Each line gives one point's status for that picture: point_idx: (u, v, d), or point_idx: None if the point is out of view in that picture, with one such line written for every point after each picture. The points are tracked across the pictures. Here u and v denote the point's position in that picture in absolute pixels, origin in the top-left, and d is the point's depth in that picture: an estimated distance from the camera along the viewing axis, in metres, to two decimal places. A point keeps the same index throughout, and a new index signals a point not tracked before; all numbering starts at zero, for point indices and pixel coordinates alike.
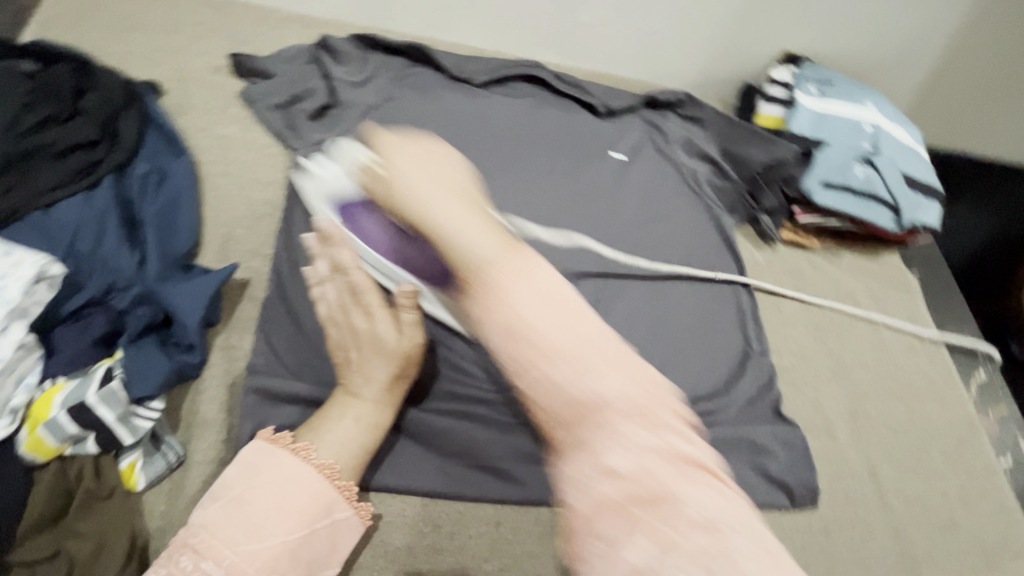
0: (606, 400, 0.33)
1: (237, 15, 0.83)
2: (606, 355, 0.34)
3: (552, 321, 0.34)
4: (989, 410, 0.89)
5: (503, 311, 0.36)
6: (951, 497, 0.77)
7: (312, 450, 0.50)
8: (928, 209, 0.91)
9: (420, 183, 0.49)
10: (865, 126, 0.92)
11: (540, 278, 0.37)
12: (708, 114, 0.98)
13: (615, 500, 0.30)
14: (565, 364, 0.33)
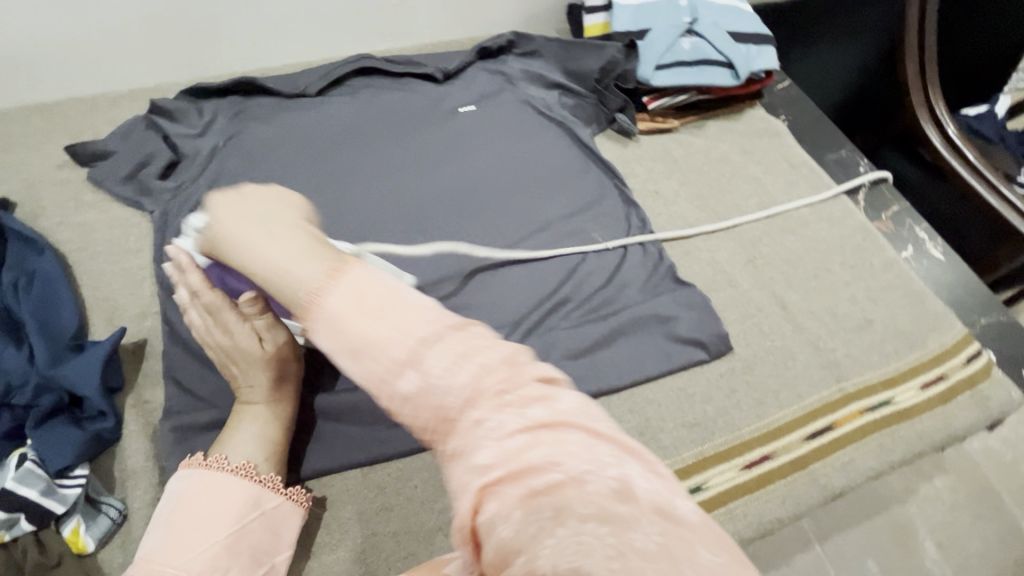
0: (447, 381, 0.36)
1: (66, 113, 0.86)
2: (440, 347, 0.37)
3: (384, 347, 0.37)
4: (881, 212, 0.94)
5: (375, 354, 0.37)
6: (859, 299, 0.82)
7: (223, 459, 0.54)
8: (762, 53, 0.95)
9: (352, 285, 0.39)
10: (680, 3, 0.96)
11: (413, 319, 0.38)
12: (540, 42, 1.01)
13: (489, 475, 0.33)
14: (416, 390, 0.36)
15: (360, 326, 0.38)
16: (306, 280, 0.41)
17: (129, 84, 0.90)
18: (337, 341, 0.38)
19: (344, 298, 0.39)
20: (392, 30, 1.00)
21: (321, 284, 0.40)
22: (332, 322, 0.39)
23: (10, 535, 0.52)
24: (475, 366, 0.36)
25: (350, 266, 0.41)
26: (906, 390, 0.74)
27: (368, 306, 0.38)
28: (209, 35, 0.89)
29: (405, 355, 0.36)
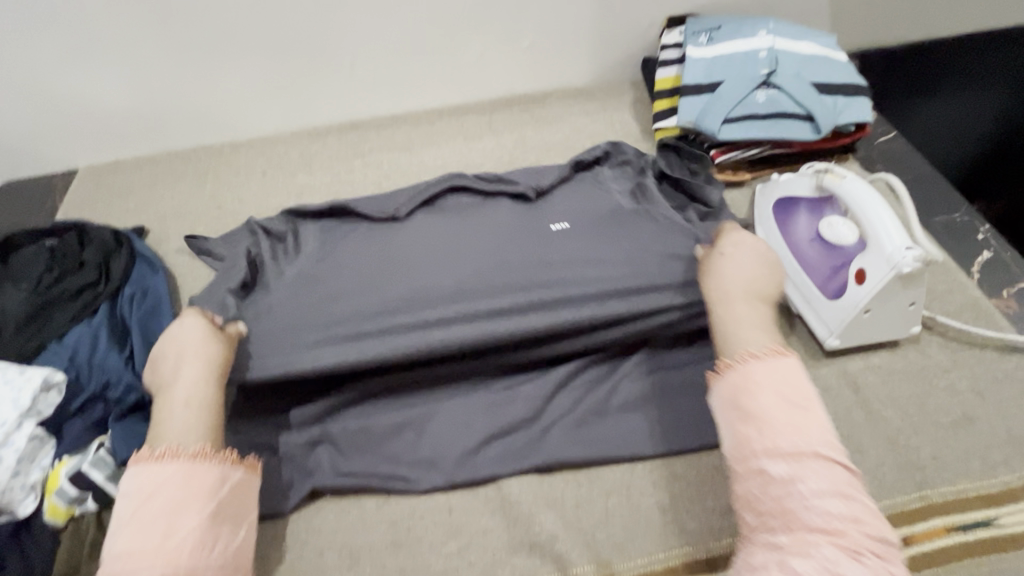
0: (804, 466, 0.49)
1: (200, 159, 1.04)
2: (819, 464, 0.48)
3: (774, 436, 0.50)
4: (1004, 290, 0.78)
5: (762, 427, 0.51)
6: (962, 391, 0.68)
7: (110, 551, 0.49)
8: (849, 106, 0.87)
9: (758, 379, 0.53)
10: (759, 54, 0.92)
11: (811, 425, 0.51)
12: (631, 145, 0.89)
13: (790, 564, 0.45)
14: (781, 475, 0.49)
15: (773, 416, 0.51)
16: (748, 343, 0.57)
17: (247, 134, 1.06)
18: (730, 392, 0.54)
19: (770, 373, 0.54)
20: (469, 86, 1.06)
21: (760, 352, 0.55)
22: (739, 381, 0.54)
23: (80, 510, 0.63)
24: (843, 500, 0.47)
25: (782, 357, 0.55)
26: (1016, 512, 0.60)
27: (772, 398, 0.52)
28: (312, 95, 1.03)
29: (795, 450, 0.49)
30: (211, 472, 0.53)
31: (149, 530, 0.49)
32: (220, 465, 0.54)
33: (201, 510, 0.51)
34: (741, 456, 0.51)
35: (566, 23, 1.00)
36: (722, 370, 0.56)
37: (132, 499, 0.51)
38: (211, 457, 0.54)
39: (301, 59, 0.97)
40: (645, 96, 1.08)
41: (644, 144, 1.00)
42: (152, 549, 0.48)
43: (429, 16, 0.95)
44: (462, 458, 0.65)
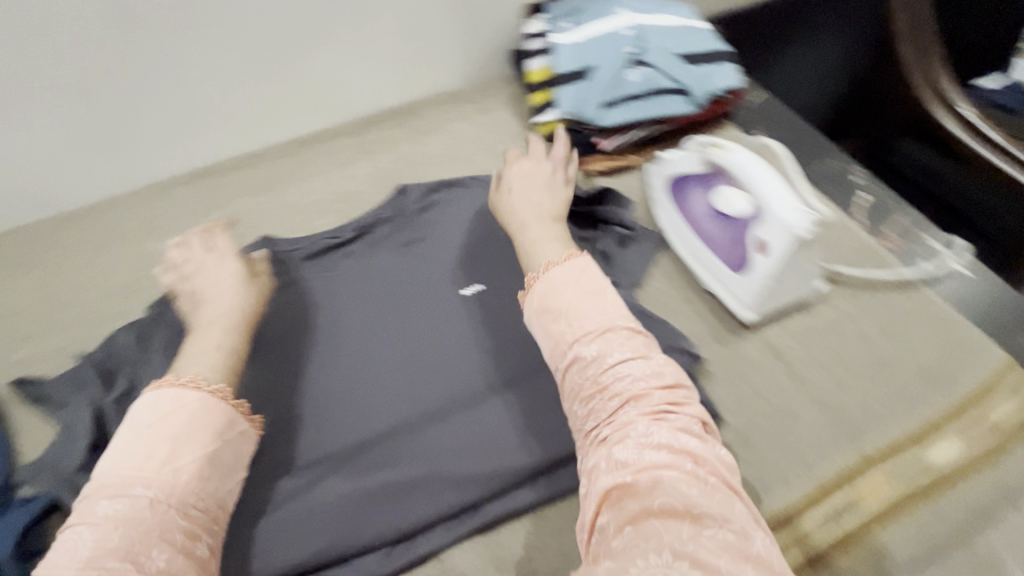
0: (616, 373, 0.53)
1: (10, 242, 0.86)
2: (617, 337, 0.56)
3: (581, 325, 0.57)
4: (885, 228, 0.82)
5: (573, 324, 0.57)
6: (873, 335, 0.70)
7: (120, 464, 0.50)
8: (718, 73, 0.88)
9: (560, 283, 0.60)
10: (623, 34, 0.89)
11: (607, 310, 0.58)
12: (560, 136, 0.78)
13: (616, 453, 0.49)
14: (592, 356, 0.55)
15: (575, 309, 0.58)
16: (549, 257, 0.65)
17: (69, 205, 0.88)
18: (540, 313, 0.60)
19: (568, 275, 0.61)
20: (330, 106, 0.95)
21: (558, 260, 0.63)
22: (546, 292, 0.61)
23: None
24: (644, 363, 0.54)
25: (574, 258, 0.63)
26: (941, 446, 0.62)
27: (569, 298, 0.59)
28: (140, 146, 0.87)
29: (592, 330, 0.56)
30: (226, 413, 0.56)
31: (150, 452, 0.51)
32: (234, 410, 0.57)
33: (198, 449, 0.52)
34: (561, 352, 0.57)
35: (421, 24, 0.92)
36: (529, 288, 0.63)
37: (170, 412, 0.53)
38: (227, 399, 0.57)
39: (114, 107, 0.81)
40: (521, 90, 1.03)
41: (530, 141, 0.95)
42: (138, 467, 0.50)
43: (263, 37, 0.83)
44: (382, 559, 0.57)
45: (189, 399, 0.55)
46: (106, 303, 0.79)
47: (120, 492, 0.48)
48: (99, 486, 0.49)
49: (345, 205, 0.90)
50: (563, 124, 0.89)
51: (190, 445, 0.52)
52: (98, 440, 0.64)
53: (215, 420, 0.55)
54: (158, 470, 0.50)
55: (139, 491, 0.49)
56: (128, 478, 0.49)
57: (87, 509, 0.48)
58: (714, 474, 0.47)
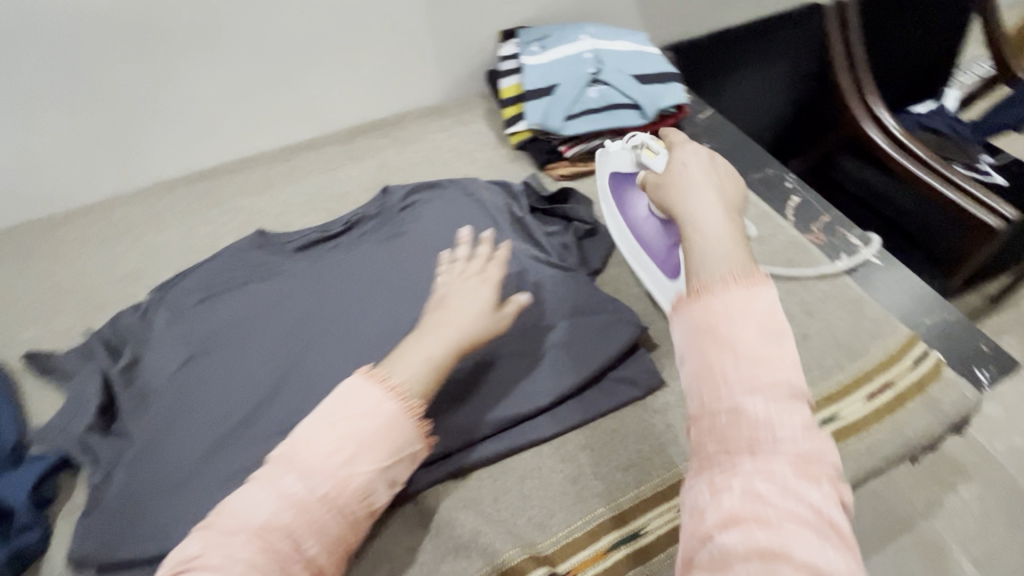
0: (778, 429, 0.41)
1: (20, 234, 0.93)
2: (795, 406, 0.42)
3: (756, 369, 0.43)
4: (812, 225, 0.93)
5: (726, 363, 0.44)
6: (796, 314, 0.80)
7: (307, 441, 0.49)
8: (667, 91, 1.00)
9: (732, 304, 0.45)
10: (584, 56, 1.01)
11: (786, 358, 0.45)
12: (727, 165, 0.59)
13: (758, 496, 0.38)
14: (757, 413, 0.41)
15: (751, 351, 0.44)
16: (713, 264, 0.48)
17: (77, 201, 0.96)
18: (693, 331, 0.46)
19: (747, 302, 0.46)
20: (322, 117, 1.05)
21: (716, 282, 0.47)
22: (702, 311, 0.46)
23: None
24: (806, 435, 0.41)
25: (758, 281, 0.47)
26: (851, 403, 0.71)
27: (735, 322, 0.45)
28: (147, 148, 0.95)
29: (766, 381, 0.43)
30: (411, 429, 0.52)
31: (336, 445, 0.49)
32: (419, 428, 0.52)
33: (377, 460, 0.50)
34: (703, 397, 0.44)
35: (406, 45, 1.03)
36: (684, 302, 0.48)
37: (354, 407, 0.50)
38: (416, 415, 0.52)
39: (126, 111, 0.90)
40: (495, 105, 1.14)
41: (503, 149, 1.06)
42: (320, 466, 0.48)
43: (264, 52, 0.93)
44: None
45: (382, 405, 0.51)
46: (112, 287, 0.86)
47: (300, 474, 0.48)
48: (291, 454, 0.49)
49: (335, 204, 0.99)
50: (532, 134, 1.01)
51: (374, 450, 0.50)
52: (106, 406, 0.71)
53: (410, 431, 0.52)
54: (340, 466, 0.48)
55: (309, 486, 0.47)
56: (307, 463, 0.48)
57: (275, 475, 0.48)
58: (861, 565, 0.36)
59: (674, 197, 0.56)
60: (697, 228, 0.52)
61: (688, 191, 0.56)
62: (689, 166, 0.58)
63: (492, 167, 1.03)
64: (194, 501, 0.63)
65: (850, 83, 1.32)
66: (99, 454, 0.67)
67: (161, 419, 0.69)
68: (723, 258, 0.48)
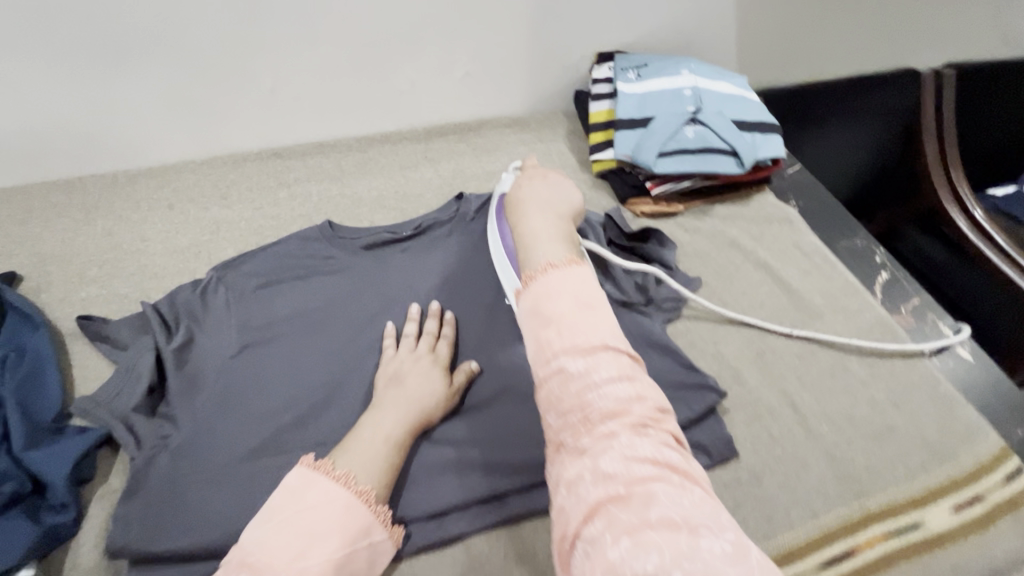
0: (602, 394, 0.47)
1: (87, 188, 0.91)
2: (608, 355, 0.49)
3: (572, 336, 0.50)
4: (901, 307, 0.88)
5: (564, 333, 0.50)
6: (881, 402, 0.75)
7: (263, 539, 0.49)
8: (765, 142, 0.95)
9: (552, 290, 0.53)
10: (683, 92, 0.97)
11: (603, 325, 0.51)
12: (566, 183, 0.74)
13: (600, 465, 0.43)
14: (577, 371, 0.48)
15: (567, 320, 0.51)
16: (546, 255, 0.59)
17: (147, 162, 0.94)
18: (530, 312, 0.53)
19: (562, 279, 0.54)
20: (402, 112, 1.02)
21: (558, 264, 0.57)
22: (539, 296, 0.53)
23: None
24: (630, 383, 0.48)
25: (574, 266, 0.56)
26: (935, 513, 0.66)
27: (563, 304, 0.52)
28: (226, 120, 0.93)
29: (586, 345, 0.49)
30: (369, 516, 0.55)
31: (289, 535, 0.50)
32: (375, 516, 0.55)
33: (332, 548, 0.50)
34: (542, 363, 0.50)
35: (500, 54, 1.00)
36: (526, 288, 0.56)
37: (310, 502, 0.52)
38: (372, 505, 0.55)
39: (212, 79, 0.88)
40: (578, 126, 1.10)
41: (582, 174, 1.02)
42: (283, 566, 0.48)
43: (359, 40, 0.90)
44: (415, 532, 0.61)
45: (329, 496, 0.53)
46: (173, 258, 0.83)
47: (257, 572, 0.47)
48: (244, 562, 0.48)
49: (404, 205, 0.96)
50: (618, 164, 0.98)
51: (330, 539, 0.51)
52: (155, 385, 0.68)
53: (366, 518, 0.54)
54: (296, 555, 0.48)
55: (269, 575, 0.47)
56: (267, 562, 0.47)
57: (220, 575, 0.47)
58: (756, 556, 0.39)
59: (516, 210, 0.68)
60: (529, 239, 0.63)
61: (531, 206, 0.68)
62: (526, 184, 0.72)
63: None
64: (234, 507, 0.59)
65: (936, 162, 1.20)
66: (143, 437, 0.63)
67: (208, 409, 0.66)
68: (555, 253, 0.59)
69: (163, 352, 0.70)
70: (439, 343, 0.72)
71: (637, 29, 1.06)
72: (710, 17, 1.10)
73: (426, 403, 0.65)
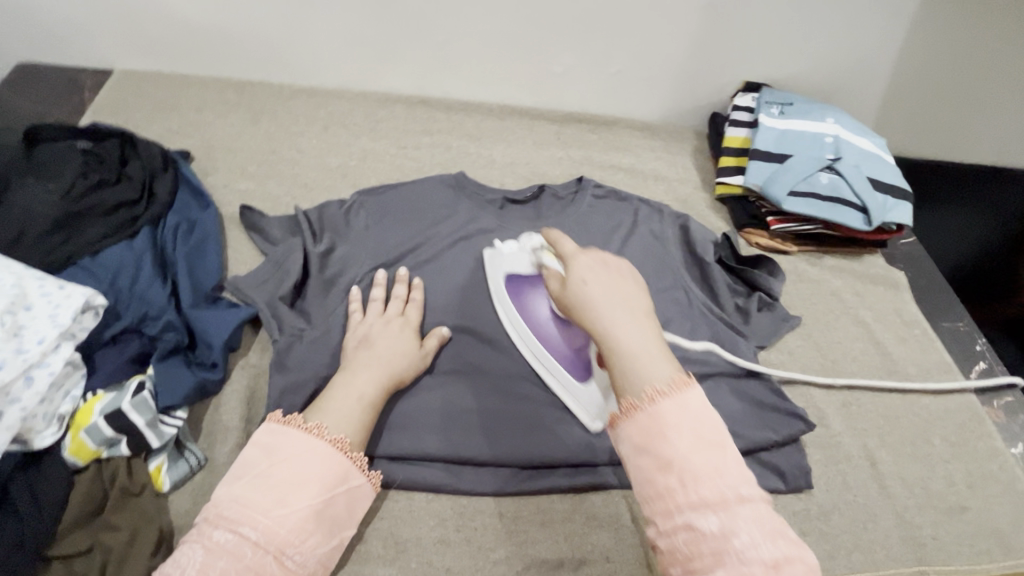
0: (743, 556, 0.41)
1: (255, 92, 0.98)
2: (744, 510, 0.43)
3: (697, 487, 0.44)
4: (992, 399, 0.87)
5: (671, 466, 0.44)
6: (957, 481, 0.76)
7: (242, 477, 0.50)
8: (896, 206, 0.95)
9: (669, 419, 0.46)
10: (824, 138, 0.99)
11: (722, 463, 0.45)
12: (631, 266, 0.56)
13: None
14: (713, 532, 0.42)
15: (688, 465, 0.44)
16: (654, 377, 0.47)
17: (311, 82, 1.01)
18: (637, 446, 0.46)
19: (679, 411, 0.46)
20: (547, 90, 1.06)
21: (664, 387, 0.47)
22: (643, 426, 0.46)
23: (106, 454, 0.55)
24: (763, 528, 0.42)
25: (685, 388, 0.47)
26: None
27: (680, 444, 0.45)
28: (391, 60, 0.99)
29: (715, 497, 0.43)
30: (345, 462, 0.54)
31: (254, 483, 0.50)
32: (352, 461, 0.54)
33: (310, 495, 0.50)
34: (659, 513, 0.45)
35: (654, 59, 1.03)
36: (623, 418, 0.48)
37: (280, 454, 0.52)
38: (348, 452, 0.54)
39: (394, 18, 0.94)
40: (706, 145, 1.12)
41: (702, 192, 1.05)
42: (263, 512, 0.48)
43: (534, 17, 0.95)
44: (513, 475, 0.64)
45: (283, 442, 0.53)
46: (322, 173, 0.90)
47: (232, 524, 0.47)
48: (219, 514, 0.48)
49: (531, 178, 1.00)
50: (743, 193, 1.00)
51: (305, 487, 0.51)
52: (298, 281, 0.73)
53: (345, 463, 0.54)
54: (275, 500, 0.49)
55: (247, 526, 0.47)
56: (241, 515, 0.48)
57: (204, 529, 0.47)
58: None
59: (586, 313, 0.51)
60: (622, 353, 0.49)
61: (608, 307, 0.51)
62: (591, 281, 0.53)
63: (686, 205, 1.02)
64: None
65: None
66: (284, 324, 0.69)
67: (341, 315, 0.71)
68: (659, 373, 0.48)
69: (307, 254, 0.75)
70: (408, 307, 0.72)
71: (790, 66, 1.08)
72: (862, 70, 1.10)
73: (396, 362, 0.65)
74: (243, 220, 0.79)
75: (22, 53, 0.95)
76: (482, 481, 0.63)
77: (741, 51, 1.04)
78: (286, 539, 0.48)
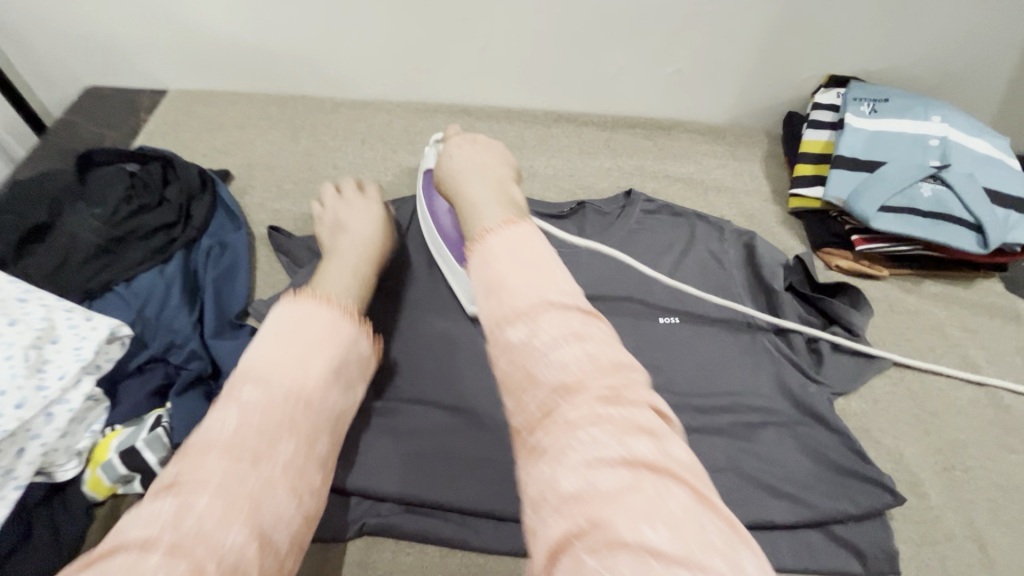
0: (552, 364, 0.42)
1: (296, 107, 0.97)
2: (551, 315, 0.44)
3: (515, 301, 0.46)
4: None
5: (499, 298, 0.46)
6: None
7: (211, 428, 0.41)
8: (1022, 224, 0.78)
9: (499, 252, 0.49)
10: (929, 141, 0.83)
11: (547, 282, 0.47)
12: (504, 183, 0.60)
13: (559, 469, 0.38)
14: (519, 341, 0.44)
15: (513, 282, 0.47)
16: (485, 220, 0.54)
17: (350, 94, 0.99)
18: (484, 287, 0.48)
19: (508, 243, 0.50)
20: (596, 94, 0.98)
21: (495, 228, 0.52)
22: (481, 261, 0.50)
23: (122, 490, 0.55)
24: (579, 344, 0.43)
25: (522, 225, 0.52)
26: None
27: (507, 268, 0.48)
28: (430, 70, 0.95)
29: (525, 309, 0.45)
30: (324, 367, 0.48)
31: (237, 403, 0.43)
32: (334, 374, 0.49)
33: (292, 396, 0.45)
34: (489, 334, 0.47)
35: (719, 55, 0.92)
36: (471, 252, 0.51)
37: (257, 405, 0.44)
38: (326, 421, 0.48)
39: (434, 26, 0.89)
40: (779, 150, 0.98)
41: (773, 205, 0.92)
42: (241, 434, 0.41)
43: (581, 15, 0.87)
44: None
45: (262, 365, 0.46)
46: None
47: (201, 453, 0.40)
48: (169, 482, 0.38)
49: (576, 191, 0.93)
50: (823, 206, 0.87)
51: (291, 393, 0.45)
52: None
53: (326, 367, 0.48)
54: (256, 413, 0.43)
55: (218, 454, 0.40)
56: (202, 476, 0.38)
57: (173, 470, 0.39)
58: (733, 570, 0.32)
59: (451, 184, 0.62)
60: (469, 206, 0.57)
61: (477, 194, 0.57)
62: (457, 152, 0.65)
63: (753, 220, 0.90)
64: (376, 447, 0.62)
65: None
66: None
67: None
68: (491, 219, 0.54)
69: None
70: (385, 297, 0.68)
71: (885, 56, 0.92)
72: (984, 54, 0.91)
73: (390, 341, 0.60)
74: (273, 241, 0.78)
75: (91, 78, 1.01)
76: (500, 540, 0.58)
77: (825, 41, 0.90)
78: (268, 444, 0.42)
